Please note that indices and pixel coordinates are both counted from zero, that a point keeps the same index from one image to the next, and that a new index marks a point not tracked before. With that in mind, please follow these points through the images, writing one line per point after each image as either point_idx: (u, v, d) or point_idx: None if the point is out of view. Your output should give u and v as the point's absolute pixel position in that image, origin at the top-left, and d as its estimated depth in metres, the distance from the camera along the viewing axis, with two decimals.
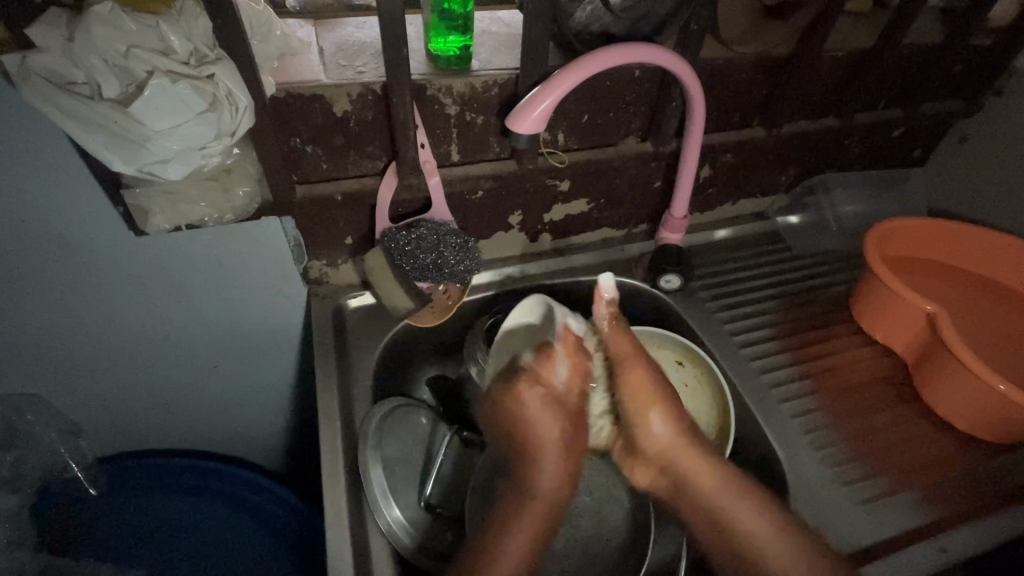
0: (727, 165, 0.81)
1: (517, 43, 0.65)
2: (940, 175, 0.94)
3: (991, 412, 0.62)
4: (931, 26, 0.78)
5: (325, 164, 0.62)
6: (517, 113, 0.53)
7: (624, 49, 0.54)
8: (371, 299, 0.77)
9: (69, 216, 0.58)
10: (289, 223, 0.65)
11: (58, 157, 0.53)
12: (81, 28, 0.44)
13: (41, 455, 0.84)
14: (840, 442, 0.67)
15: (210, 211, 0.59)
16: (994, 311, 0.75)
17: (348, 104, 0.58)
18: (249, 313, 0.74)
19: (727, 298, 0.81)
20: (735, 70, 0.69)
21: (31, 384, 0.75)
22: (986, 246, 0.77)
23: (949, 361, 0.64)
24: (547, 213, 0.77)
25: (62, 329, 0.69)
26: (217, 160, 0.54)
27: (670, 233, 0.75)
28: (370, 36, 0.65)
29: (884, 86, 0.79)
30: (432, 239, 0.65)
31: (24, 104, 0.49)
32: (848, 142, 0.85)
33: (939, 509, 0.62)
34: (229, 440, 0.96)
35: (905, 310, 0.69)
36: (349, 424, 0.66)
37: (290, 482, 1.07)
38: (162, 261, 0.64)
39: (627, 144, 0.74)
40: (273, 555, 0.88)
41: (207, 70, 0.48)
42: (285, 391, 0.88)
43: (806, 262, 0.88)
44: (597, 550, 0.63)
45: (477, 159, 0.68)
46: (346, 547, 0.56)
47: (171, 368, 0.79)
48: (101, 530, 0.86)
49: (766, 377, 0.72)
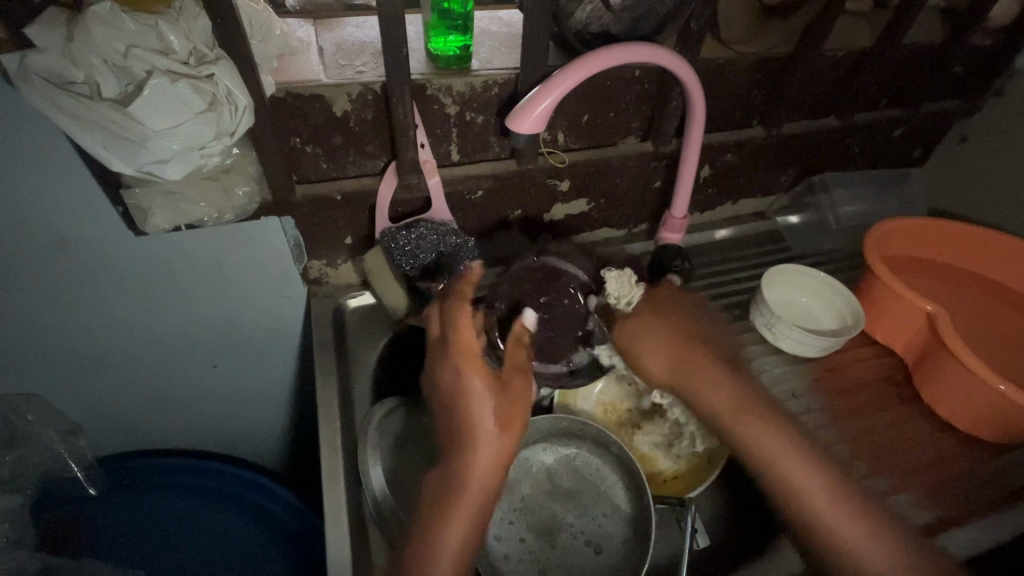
0: (727, 165, 0.81)
1: (518, 43, 0.65)
2: (939, 175, 0.94)
3: (989, 413, 0.63)
4: (931, 26, 0.78)
5: (325, 164, 0.62)
6: (517, 113, 0.53)
7: (627, 48, 0.54)
8: (371, 299, 0.76)
9: (67, 215, 0.57)
10: (289, 224, 0.65)
11: (59, 156, 0.53)
12: (80, 28, 0.44)
13: (40, 455, 0.83)
14: (841, 443, 0.67)
15: (209, 211, 0.60)
16: (997, 312, 0.76)
17: (348, 104, 0.58)
18: (250, 312, 0.74)
19: (727, 298, 0.81)
20: (737, 69, 0.69)
21: (30, 384, 0.75)
22: (990, 246, 0.77)
23: (949, 361, 0.65)
24: (547, 212, 0.77)
25: (63, 328, 0.69)
26: (217, 160, 0.54)
27: (670, 233, 0.74)
28: (370, 36, 0.64)
29: (885, 86, 0.79)
30: (432, 239, 0.66)
31: (23, 103, 0.49)
32: (849, 142, 0.85)
33: (938, 509, 0.62)
34: (230, 440, 0.96)
35: (905, 311, 0.70)
36: (349, 423, 0.66)
37: (290, 482, 1.07)
38: (164, 261, 0.64)
39: (627, 144, 0.74)
40: (272, 554, 0.87)
41: (207, 70, 0.48)
42: (285, 391, 0.88)
43: (806, 262, 0.88)
44: (595, 557, 0.62)
45: (477, 159, 0.68)
46: (347, 548, 0.56)
47: (170, 368, 0.79)
48: (98, 530, 0.86)
49: (766, 378, 0.72)
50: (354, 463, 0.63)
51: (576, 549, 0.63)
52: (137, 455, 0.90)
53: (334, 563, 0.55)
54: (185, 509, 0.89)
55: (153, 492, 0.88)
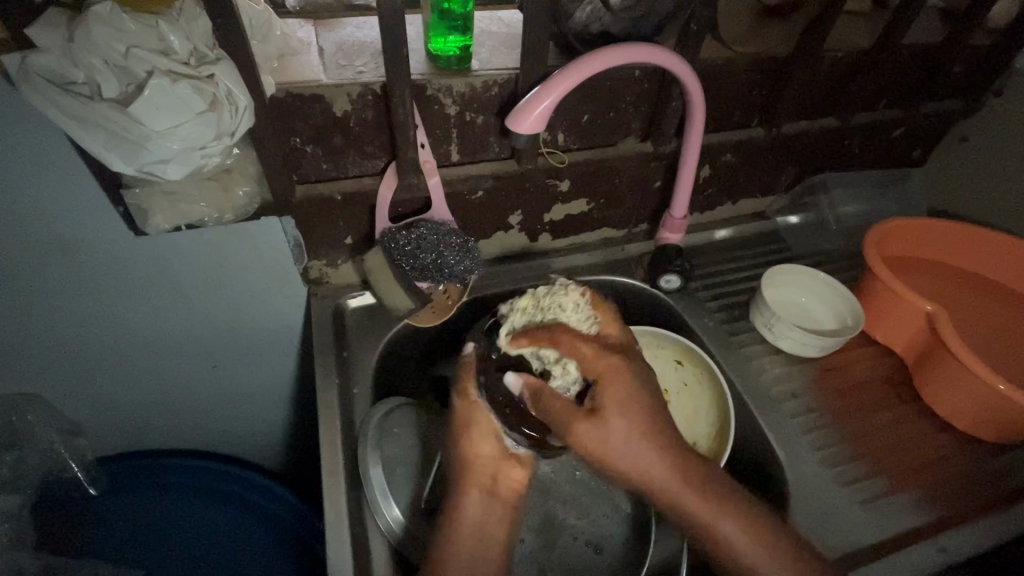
0: (726, 165, 0.81)
1: (517, 44, 0.66)
2: (938, 175, 0.94)
3: (988, 412, 0.63)
4: (931, 26, 0.78)
5: (325, 164, 0.63)
6: (517, 113, 0.53)
7: (626, 48, 0.54)
8: (370, 299, 0.77)
9: (68, 214, 0.58)
10: (289, 223, 0.64)
11: (61, 157, 0.53)
12: (81, 29, 0.44)
13: (40, 455, 0.83)
14: (840, 443, 0.66)
15: (210, 211, 0.60)
16: (999, 312, 0.76)
17: (348, 104, 0.58)
18: (249, 313, 0.74)
19: (727, 298, 0.81)
20: (736, 70, 0.69)
21: (30, 384, 0.75)
22: (992, 246, 0.77)
23: (949, 362, 0.65)
24: (547, 213, 0.77)
25: (64, 328, 0.69)
26: (217, 160, 0.54)
27: (670, 233, 0.74)
28: (370, 36, 0.65)
29: (885, 86, 0.79)
30: (432, 239, 0.66)
31: (24, 103, 0.49)
32: (849, 142, 0.85)
33: (937, 509, 0.62)
34: (230, 440, 0.96)
35: (904, 311, 0.70)
36: (348, 422, 0.66)
37: (290, 483, 1.07)
38: (165, 262, 0.65)
39: (627, 144, 0.74)
40: (274, 553, 0.88)
41: (208, 70, 0.49)
42: (285, 392, 0.88)
43: (806, 263, 0.88)
44: (594, 557, 0.62)
45: (477, 159, 0.68)
46: (347, 548, 0.56)
47: (171, 368, 0.79)
48: (99, 529, 0.86)
49: (766, 377, 0.72)
50: (354, 463, 0.63)
51: (577, 549, 0.63)
52: (138, 455, 0.90)
53: (334, 563, 0.55)
54: (185, 508, 0.89)
55: (155, 492, 0.88)
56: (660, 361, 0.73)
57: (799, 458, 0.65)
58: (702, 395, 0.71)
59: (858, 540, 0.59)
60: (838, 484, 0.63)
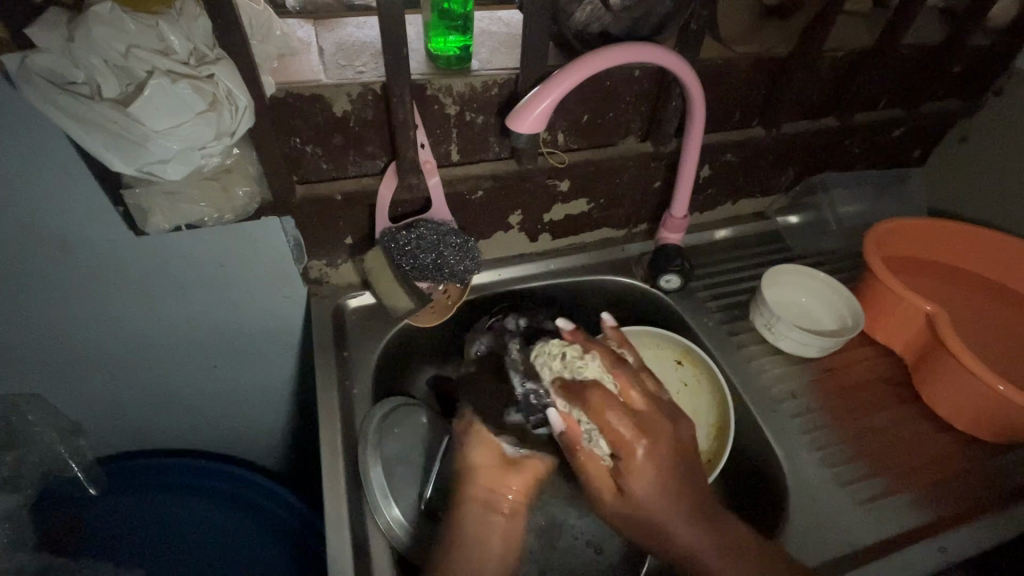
0: (726, 165, 0.81)
1: (517, 44, 0.66)
2: (939, 175, 0.94)
3: (988, 412, 0.63)
4: (930, 26, 0.78)
5: (325, 164, 0.63)
6: (517, 113, 0.53)
7: (625, 48, 0.54)
8: (370, 299, 0.77)
9: (68, 214, 0.58)
10: (289, 223, 0.65)
11: (61, 158, 0.53)
12: (81, 29, 0.44)
13: (40, 455, 0.83)
14: (840, 443, 0.66)
15: (209, 211, 0.60)
16: (999, 312, 0.75)
17: (348, 104, 0.58)
18: (249, 313, 0.74)
19: (727, 297, 0.81)
20: (736, 69, 0.69)
21: (30, 384, 0.75)
22: (993, 246, 0.77)
23: (949, 362, 0.65)
24: (547, 213, 0.77)
25: (64, 328, 0.69)
26: (217, 160, 0.54)
27: (670, 233, 0.74)
28: (370, 36, 0.65)
29: (885, 86, 0.79)
30: (432, 238, 0.66)
31: (25, 103, 0.49)
32: (849, 142, 0.85)
33: (937, 509, 0.62)
34: (230, 440, 0.96)
35: (904, 311, 0.70)
36: (348, 422, 0.66)
37: (291, 483, 1.07)
38: (165, 261, 0.65)
39: (627, 143, 0.74)
40: (274, 553, 0.88)
41: (207, 70, 0.48)
42: (285, 392, 0.88)
43: (807, 263, 0.88)
44: (595, 558, 0.62)
45: (477, 159, 0.68)
46: (347, 548, 0.56)
47: (171, 368, 0.79)
48: (98, 529, 0.86)
49: (766, 377, 0.72)
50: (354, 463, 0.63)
51: (577, 549, 0.63)
52: (138, 455, 0.90)
53: (334, 564, 0.55)
54: (185, 508, 0.89)
55: (154, 492, 0.88)
56: (660, 361, 0.74)
57: (799, 458, 0.65)
58: (702, 395, 0.71)
59: (858, 539, 0.59)
60: (838, 485, 0.63)
